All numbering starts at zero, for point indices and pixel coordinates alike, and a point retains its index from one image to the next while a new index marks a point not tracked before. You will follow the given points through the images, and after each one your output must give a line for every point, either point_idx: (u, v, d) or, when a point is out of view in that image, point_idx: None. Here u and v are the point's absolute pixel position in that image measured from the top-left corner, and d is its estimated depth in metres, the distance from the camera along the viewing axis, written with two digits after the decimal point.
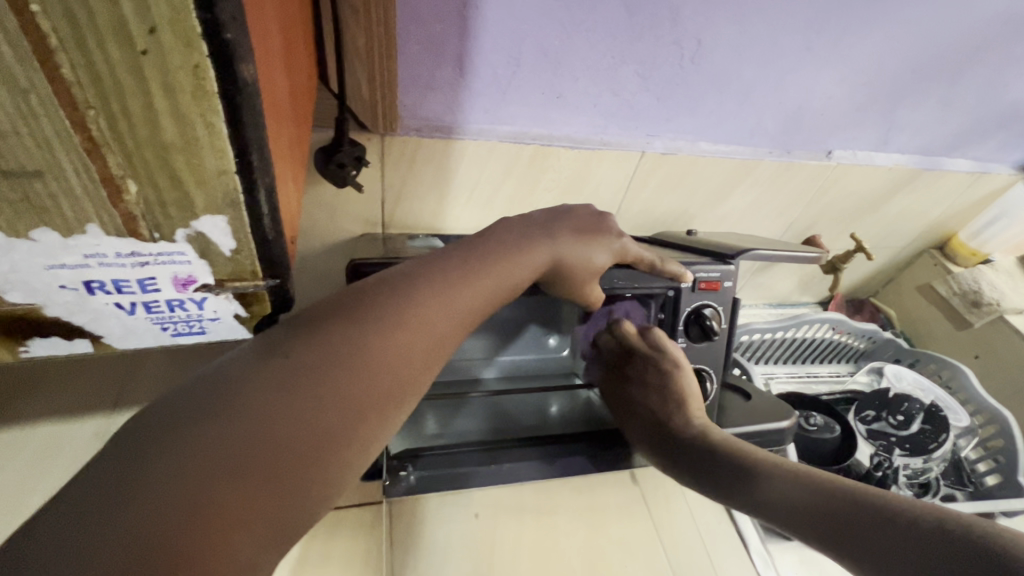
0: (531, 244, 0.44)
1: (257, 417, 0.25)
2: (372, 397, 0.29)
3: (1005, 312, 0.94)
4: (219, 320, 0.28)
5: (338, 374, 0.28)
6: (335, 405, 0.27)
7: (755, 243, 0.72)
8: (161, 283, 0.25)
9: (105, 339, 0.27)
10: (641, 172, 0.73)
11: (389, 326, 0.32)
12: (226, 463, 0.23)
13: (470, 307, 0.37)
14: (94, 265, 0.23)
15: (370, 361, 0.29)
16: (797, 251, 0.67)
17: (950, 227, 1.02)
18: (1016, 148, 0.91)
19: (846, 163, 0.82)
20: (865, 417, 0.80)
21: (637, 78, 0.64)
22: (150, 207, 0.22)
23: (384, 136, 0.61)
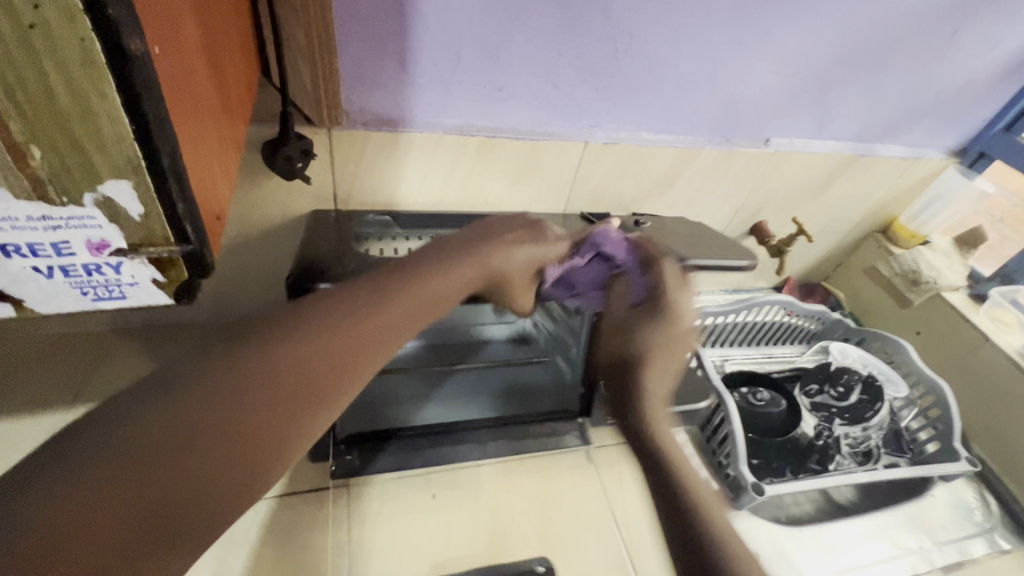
0: (456, 264, 0.48)
1: (172, 422, 0.30)
2: (281, 414, 0.34)
3: (943, 290, 0.99)
4: (137, 286, 0.30)
5: (249, 397, 0.33)
6: (242, 424, 0.32)
7: (698, 232, 0.74)
8: (77, 246, 0.27)
9: (27, 304, 0.29)
10: (587, 161, 0.76)
11: (301, 346, 0.36)
12: (134, 475, 0.29)
13: (388, 325, 0.41)
14: (8, 228, 0.25)
15: (281, 383, 0.35)
16: (734, 251, 0.68)
17: (893, 211, 1.07)
18: (947, 133, 0.96)
19: (784, 150, 0.86)
20: (808, 391, 0.83)
21: (575, 72, 0.67)
22: (57, 172, 0.24)
23: (331, 130, 0.63)
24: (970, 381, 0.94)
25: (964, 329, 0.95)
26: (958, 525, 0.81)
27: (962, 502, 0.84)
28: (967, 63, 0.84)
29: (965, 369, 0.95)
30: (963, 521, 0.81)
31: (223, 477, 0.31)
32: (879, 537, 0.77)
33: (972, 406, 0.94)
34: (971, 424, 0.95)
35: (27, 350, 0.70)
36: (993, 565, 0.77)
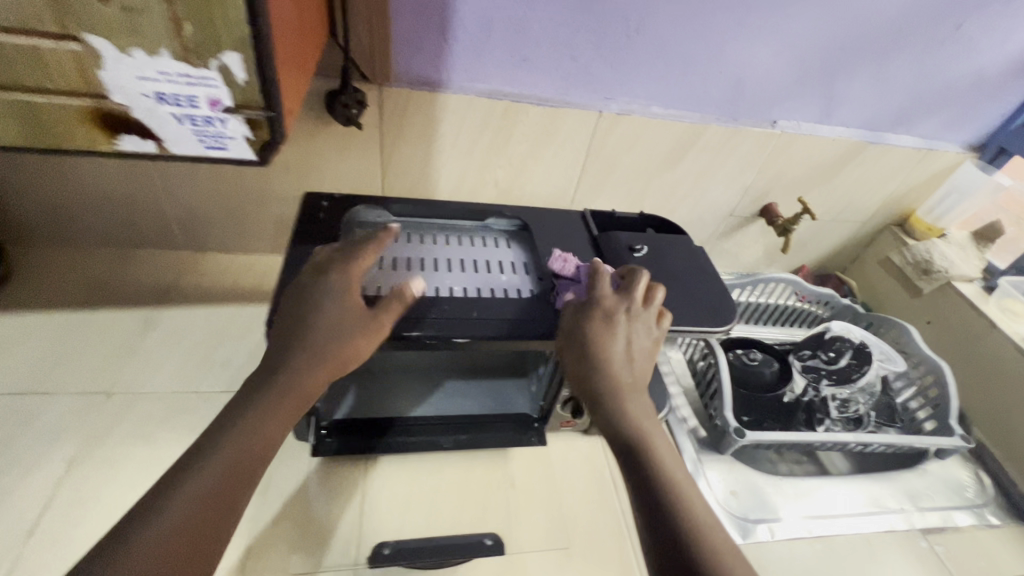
0: (276, 396, 0.50)
1: (146, 525, 0.41)
2: (219, 492, 0.44)
3: (953, 280, 1.01)
4: (235, 140, 0.40)
5: (189, 491, 0.43)
6: (188, 511, 0.42)
7: (693, 270, 0.70)
8: (201, 101, 0.37)
9: (166, 145, 0.39)
10: (601, 130, 0.86)
11: (177, 518, 0.42)
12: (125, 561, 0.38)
13: (239, 474, 0.46)
14: (162, 80, 0.36)
15: (207, 472, 0.45)
16: (722, 312, 0.65)
17: (909, 204, 1.10)
18: (962, 127, 0.99)
19: (791, 132, 0.92)
20: (801, 354, 0.88)
21: (590, 47, 0.77)
22: (197, 42, 0.34)
23: (381, 86, 0.75)
24: (972, 366, 0.96)
25: (972, 317, 0.97)
26: (946, 496, 0.83)
27: (955, 478, 0.85)
28: (978, 56, 0.88)
29: (971, 355, 0.96)
30: (952, 494, 0.83)
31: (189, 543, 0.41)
32: (862, 496, 0.80)
33: (977, 392, 0.95)
34: (974, 412, 0.96)
35: (131, 260, 0.88)
36: (977, 535, 0.79)
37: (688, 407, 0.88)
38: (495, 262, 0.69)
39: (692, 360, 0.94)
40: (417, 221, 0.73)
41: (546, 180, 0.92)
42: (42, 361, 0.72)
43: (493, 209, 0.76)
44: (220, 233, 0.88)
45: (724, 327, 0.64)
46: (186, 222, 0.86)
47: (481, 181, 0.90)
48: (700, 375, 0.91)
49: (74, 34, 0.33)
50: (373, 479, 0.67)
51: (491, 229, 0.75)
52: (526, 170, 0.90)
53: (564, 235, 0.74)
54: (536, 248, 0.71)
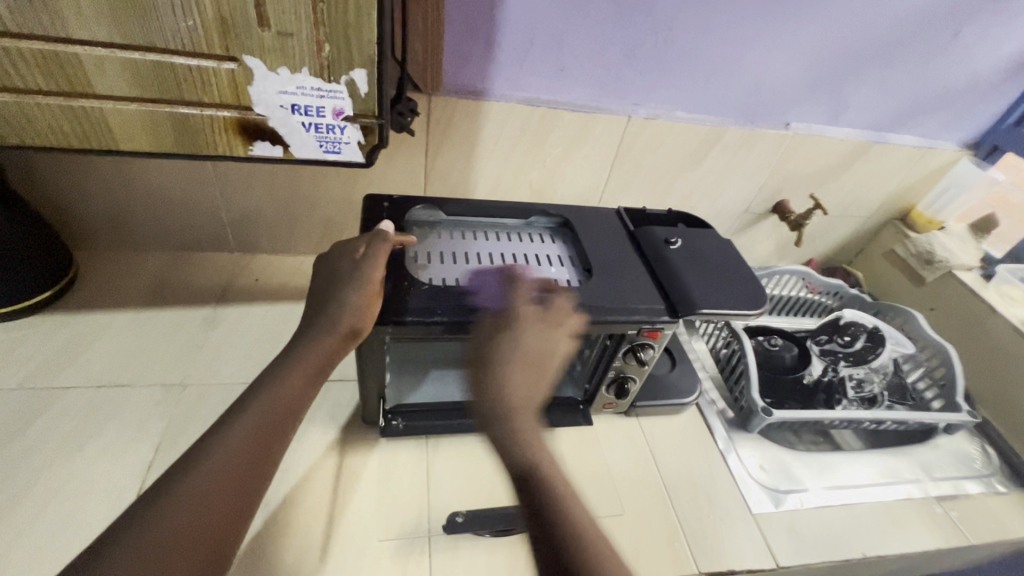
0: (299, 367, 0.58)
1: (209, 461, 0.48)
2: (265, 436, 0.52)
3: (954, 269, 1.08)
4: (348, 143, 0.57)
5: (238, 434, 0.51)
6: (238, 449, 0.50)
7: (724, 260, 0.76)
8: (327, 111, 0.53)
9: (296, 147, 0.56)
10: (630, 134, 0.92)
11: (230, 456, 0.49)
12: (192, 490, 0.46)
13: (276, 422, 0.54)
14: (301, 95, 0.52)
15: (254, 418, 0.53)
16: (754, 296, 0.71)
17: (910, 200, 1.17)
18: (959, 127, 1.06)
19: (802, 133, 0.99)
20: (819, 339, 0.95)
21: (622, 57, 0.83)
22: (336, 61, 0.50)
23: (431, 95, 0.81)
24: (974, 348, 1.03)
25: (973, 303, 1.04)
26: (956, 467, 0.89)
27: (964, 452, 0.92)
28: (972, 61, 0.95)
29: (972, 338, 1.04)
30: (961, 465, 0.90)
31: (240, 475, 0.49)
32: (881, 469, 0.86)
33: (980, 373, 1.02)
34: (978, 391, 1.02)
35: (188, 262, 0.92)
36: (986, 502, 0.85)
37: (717, 391, 0.94)
38: (543, 256, 0.75)
39: (716, 348, 1.00)
40: (466, 220, 0.78)
41: (578, 181, 0.98)
42: (117, 356, 0.77)
43: (537, 207, 0.81)
44: (272, 235, 0.94)
45: (759, 309, 0.70)
46: (240, 225, 0.91)
47: (517, 183, 0.96)
48: (726, 362, 0.96)
49: (235, 56, 0.49)
50: (436, 458, 0.72)
51: (533, 226, 0.81)
52: (558, 172, 0.96)
53: (604, 230, 0.79)
54: (580, 242, 0.77)
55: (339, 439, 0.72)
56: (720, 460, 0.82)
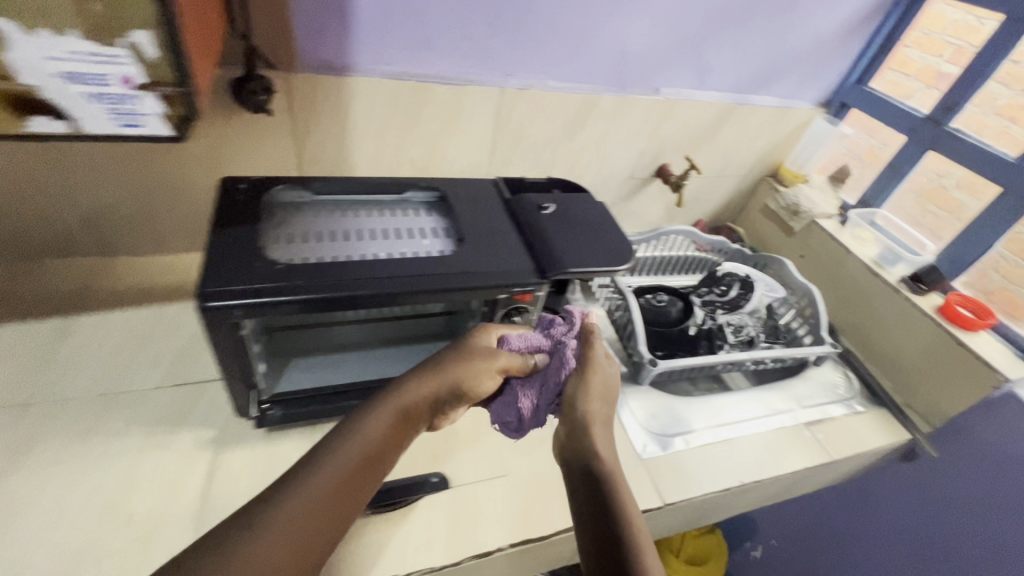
0: (383, 411, 0.57)
1: (305, 491, 0.49)
2: (356, 470, 0.52)
3: (816, 217, 1.18)
4: (151, 114, 0.49)
5: (328, 468, 0.51)
6: (326, 482, 0.50)
7: (593, 222, 0.80)
8: (112, 77, 0.46)
9: (85, 122, 0.48)
10: (505, 105, 0.93)
11: (321, 490, 0.50)
12: (283, 520, 0.46)
13: (371, 459, 0.54)
14: (71, 59, 0.44)
15: (346, 452, 0.53)
16: (620, 253, 0.75)
17: (778, 157, 1.27)
18: (810, 86, 1.16)
19: (671, 98, 1.04)
20: (700, 291, 1.01)
21: (486, 26, 0.83)
22: (112, 18, 0.43)
23: (287, 73, 0.77)
24: (836, 287, 1.14)
25: (833, 246, 1.14)
26: (823, 395, 0.98)
27: (829, 380, 1.02)
28: (812, 24, 1.04)
29: (834, 279, 1.14)
30: (827, 392, 0.99)
31: (332, 510, 0.49)
32: (759, 404, 0.94)
33: (842, 308, 1.13)
34: (841, 325, 1.14)
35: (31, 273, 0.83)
36: (847, 421, 0.95)
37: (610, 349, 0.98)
38: (416, 230, 0.74)
39: (609, 310, 1.04)
40: (337, 200, 0.77)
41: (460, 156, 0.97)
42: None
43: (410, 183, 0.81)
44: (131, 235, 0.86)
45: (624, 264, 0.74)
46: (91, 227, 0.83)
47: (397, 162, 0.94)
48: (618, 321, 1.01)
49: None
50: None
51: (409, 202, 0.80)
52: (439, 148, 0.95)
53: (480, 201, 0.80)
54: (454, 213, 0.77)
55: (215, 439, 0.69)
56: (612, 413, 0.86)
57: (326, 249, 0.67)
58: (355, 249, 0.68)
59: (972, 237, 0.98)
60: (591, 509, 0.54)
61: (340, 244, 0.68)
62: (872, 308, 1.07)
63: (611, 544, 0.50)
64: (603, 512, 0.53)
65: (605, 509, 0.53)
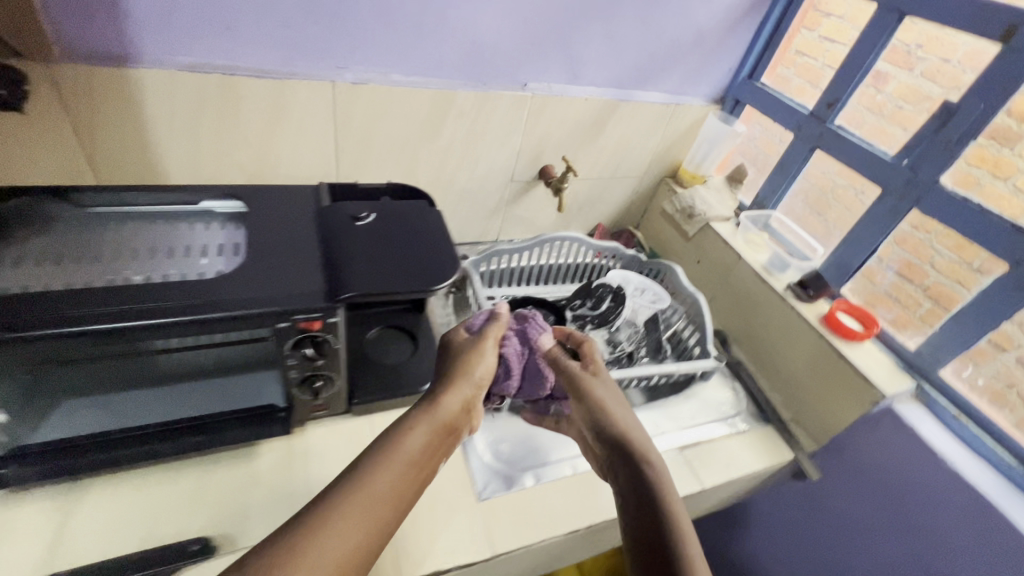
0: (420, 418, 0.56)
1: (356, 488, 0.47)
2: (417, 470, 0.52)
3: (710, 220, 1.11)
4: None
5: (379, 468, 0.49)
6: (381, 477, 0.49)
7: (421, 234, 0.70)
8: None
9: None
10: (342, 103, 0.83)
11: (382, 487, 0.48)
12: (337, 519, 0.44)
13: (424, 464, 0.53)
14: None
15: (394, 450, 0.51)
16: (442, 271, 0.66)
17: (674, 157, 1.20)
18: (700, 82, 1.09)
19: (541, 94, 0.95)
20: (574, 304, 0.93)
21: (301, 12, 0.73)
22: None
23: (46, 63, 0.65)
24: (729, 295, 1.07)
25: (725, 251, 1.08)
26: (705, 415, 0.91)
27: (715, 397, 0.95)
28: (692, 13, 0.96)
29: (727, 286, 1.08)
30: (710, 411, 0.92)
31: (386, 507, 0.47)
32: None
33: (735, 316, 1.07)
34: (736, 336, 1.07)
35: None
36: (728, 444, 0.88)
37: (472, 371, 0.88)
38: (204, 247, 0.63)
39: None
40: (111, 212, 0.65)
41: (299, 159, 0.87)
42: None
43: (207, 188, 0.70)
44: None
45: (445, 282, 0.64)
46: None
47: (221, 166, 0.83)
48: None
49: None
50: (78, 513, 0.60)
51: (212, 213, 0.69)
52: (270, 151, 0.84)
53: (288, 211, 0.69)
54: (253, 225, 0.66)
55: None
56: (455, 447, 0.76)
57: (64, 274, 0.56)
58: (102, 271, 0.57)
59: (856, 241, 0.92)
60: (637, 495, 0.53)
61: (89, 268, 0.57)
62: (762, 316, 1.01)
63: (658, 529, 0.49)
64: (651, 496, 0.52)
65: (648, 487, 0.53)
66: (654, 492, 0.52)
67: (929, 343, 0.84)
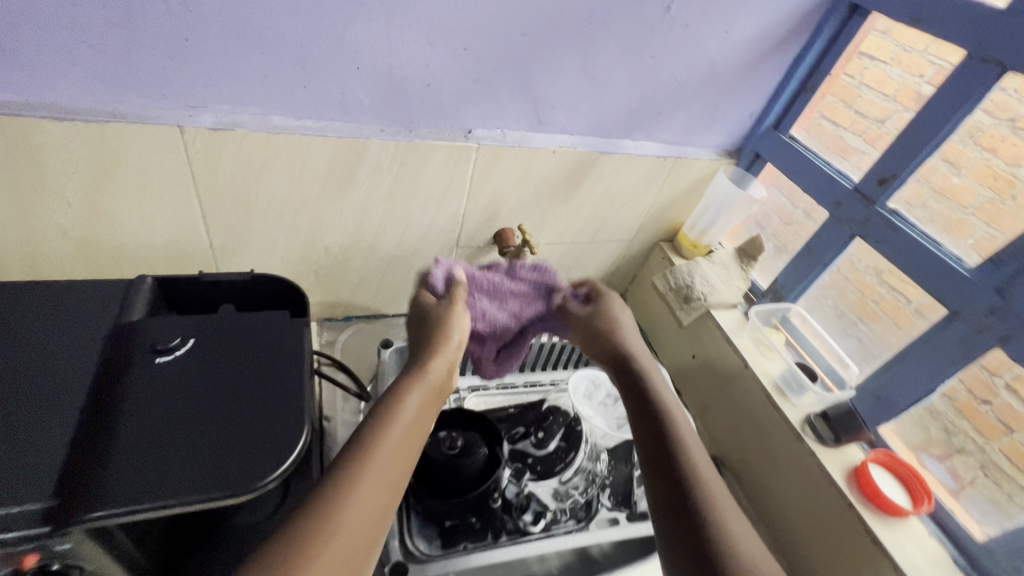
0: (410, 387, 0.52)
1: (350, 468, 0.43)
2: (413, 439, 0.48)
3: (711, 308, 0.87)
4: None
5: (388, 437, 0.46)
6: (388, 454, 0.45)
7: (262, 377, 0.47)
8: None
9: None
10: (200, 154, 0.59)
11: (384, 457, 0.45)
12: (334, 497, 0.40)
13: (418, 434, 0.49)
14: None
15: (393, 418, 0.48)
16: (270, 456, 0.42)
17: (672, 219, 0.95)
18: (710, 130, 0.84)
19: (490, 144, 0.71)
20: (513, 435, 0.70)
21: (114, 29, 0.50)
22: None
23: None
24: (729, 410, 0.83)
25: (728, 353, 0.83)
26: None
27: None
28: (702, 45, 0.71)
29: (727, 398, 0.84)
30: None
31: (387, 479, 0.44)
32: None
33: (735, 440, 0.82)
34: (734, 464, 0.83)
35: None
36: None
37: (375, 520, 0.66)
38: None
39: None
40: None
41: (148, 222, 0.64)
42: None
43: None
44: None
45: (280, 473, 0.42)
46: None
47: (29, 232, 0.60)
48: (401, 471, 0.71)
49: None
50: None
51: None
52: (102, 213, 0.61)
53: (56, 328, 0.46)
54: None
55: None
56: None
57: None
58: None
59: (905, 373, 0.68)
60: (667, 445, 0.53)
61: None
62: (769, 452, 0.77)
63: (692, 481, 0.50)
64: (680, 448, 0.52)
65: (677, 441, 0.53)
66: (682, 448, 0.53)
67: (1002, 539, 0.60)
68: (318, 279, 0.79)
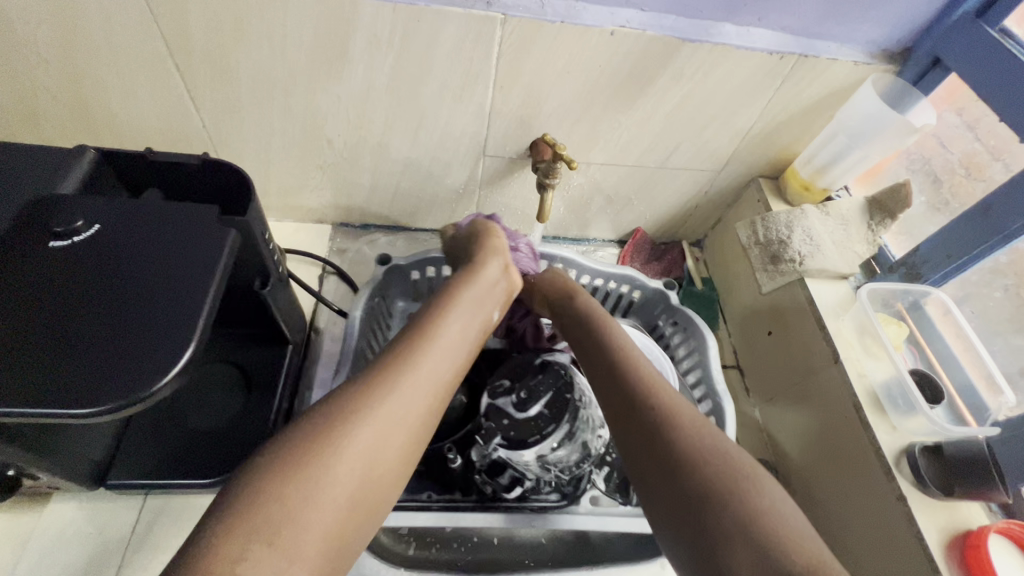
0: (433, 346, 0.38)
1: (317, 438, 0.32)
2: (413, 424, 0.35)
3: (806, 275, 0.64)
4: None
5: (383, 407, 0.34)
6: (374, 428, 0.33)
7: (167, 274, 0.40)
8: None
9: None
10: (162, 10, 0.50)
11: (364, 436, 0.33)
12: (278, 478, 0.30)
13: (432, 404, 0.37)
14: None
15: (388, 395, 0.35)
16: (124, 378, 0.35)
17: (782, 149, 0.70)
18: (864, 16, 0.56)
19: (521, 16, 0.53)
20: (495, 386, 0.57)
21: None
22: None
23: None
24: (800, 411, 0.64)
25: (815, 339, 0.62)
26: None
27: None
28: None
29: (802, 396, 0.64)
30: None
31: (364, 464, 0.32)
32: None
33: (793, 449, 0.64)
34: (790, 475, 0.65)
35: None
36: None
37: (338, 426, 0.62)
38: None
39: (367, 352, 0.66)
40: None
41: (135, 93, 0.58)
42: None
43: None
44: None
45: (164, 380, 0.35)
46: None
47: (20, 94, 0.57)
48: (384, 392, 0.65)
49: None
50: None
51: None
52: (83, 79, 0.56)
53: None
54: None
55: None
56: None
57: None
58: None
59: None
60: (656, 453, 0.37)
61: None
62: (838, 476, 0.58)
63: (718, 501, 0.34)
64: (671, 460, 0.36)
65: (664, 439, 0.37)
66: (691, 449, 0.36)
67: None
68: (327, 178, 0.71)
